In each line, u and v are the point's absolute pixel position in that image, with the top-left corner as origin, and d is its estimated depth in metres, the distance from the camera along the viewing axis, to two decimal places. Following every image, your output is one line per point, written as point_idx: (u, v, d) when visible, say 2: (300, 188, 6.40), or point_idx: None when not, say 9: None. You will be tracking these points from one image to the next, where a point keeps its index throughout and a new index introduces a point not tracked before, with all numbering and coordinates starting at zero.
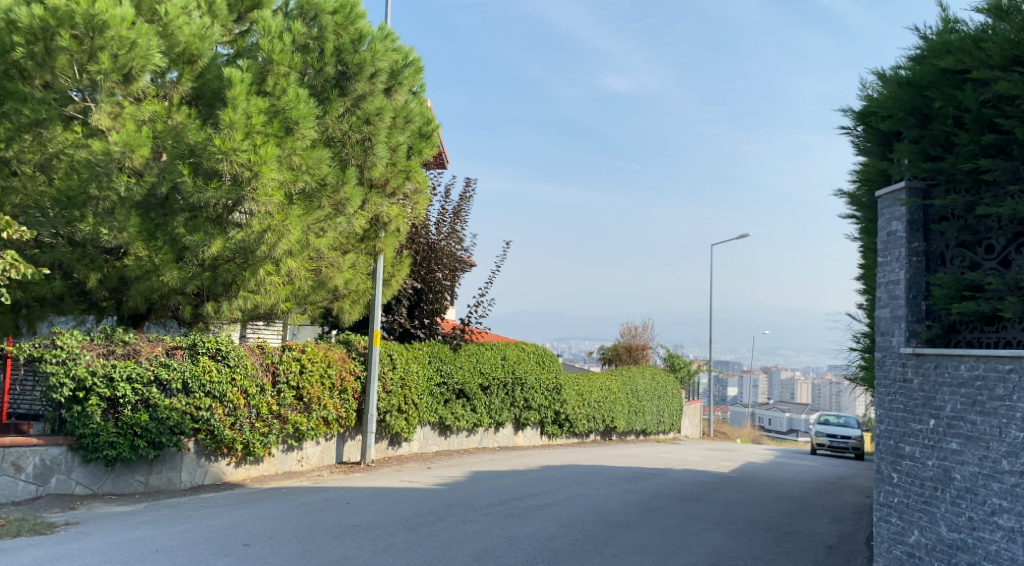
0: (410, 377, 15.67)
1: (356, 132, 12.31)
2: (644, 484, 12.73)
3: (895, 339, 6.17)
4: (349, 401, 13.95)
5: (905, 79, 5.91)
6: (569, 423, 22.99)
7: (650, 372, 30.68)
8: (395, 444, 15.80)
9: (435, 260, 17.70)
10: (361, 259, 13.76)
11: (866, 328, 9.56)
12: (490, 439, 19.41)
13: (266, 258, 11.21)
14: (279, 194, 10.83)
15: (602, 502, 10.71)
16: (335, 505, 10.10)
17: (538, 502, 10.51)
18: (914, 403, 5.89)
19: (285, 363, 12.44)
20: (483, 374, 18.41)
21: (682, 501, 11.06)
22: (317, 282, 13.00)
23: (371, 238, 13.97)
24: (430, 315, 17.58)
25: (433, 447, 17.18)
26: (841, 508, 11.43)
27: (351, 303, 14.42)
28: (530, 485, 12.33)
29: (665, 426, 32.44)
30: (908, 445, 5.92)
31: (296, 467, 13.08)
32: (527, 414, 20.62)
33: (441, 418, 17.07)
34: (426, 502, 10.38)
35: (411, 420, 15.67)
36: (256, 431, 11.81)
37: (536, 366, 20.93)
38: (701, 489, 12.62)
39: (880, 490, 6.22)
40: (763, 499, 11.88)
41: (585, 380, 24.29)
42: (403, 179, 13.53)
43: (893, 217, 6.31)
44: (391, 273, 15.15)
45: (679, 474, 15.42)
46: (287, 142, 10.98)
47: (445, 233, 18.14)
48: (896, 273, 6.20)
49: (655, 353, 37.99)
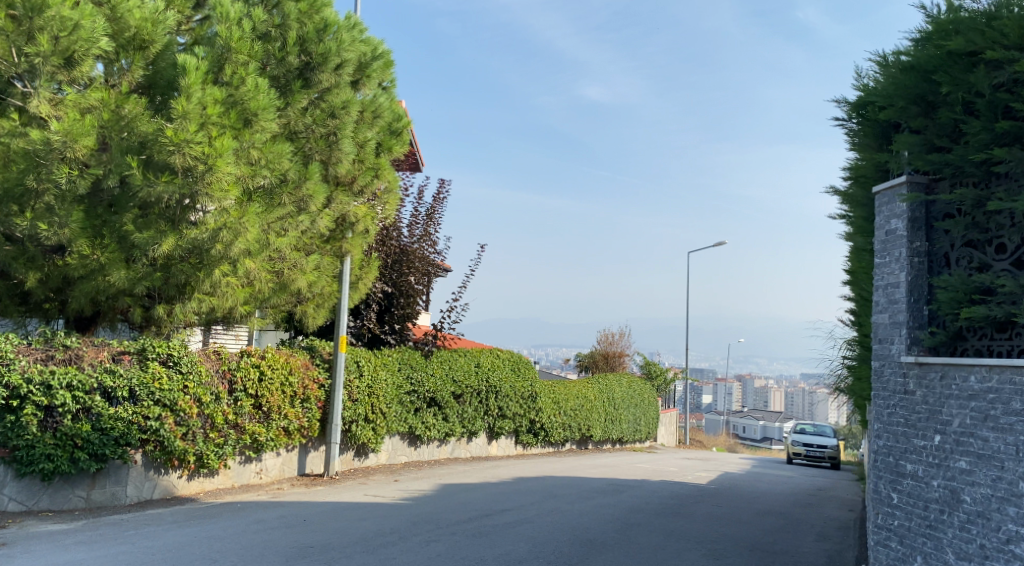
0: (378, 386, 15.01)
1: (321, 126, 11.68)
2: (620, 499, 12.18)
3: (895, 347, 5.68)
4: (312, 410, 13.27)
5: (909, 63, 5.44)
6: (544, 432, 22.42)
7: (627, 379, 30.20)
8: (362, 456, 15.14)
9: (407, 263, 17.09)
10: (326, 260, 13.17)
11: (855, 336, 9.09)
12: (462, 449, 18.80)
13: (222, 258, 10.54)
14: (236, 189, 10.19)
15: (576, 519, 10.14)
16: (291, 523, 9.44)
17: (509, 518, 9.92)
18: (916, 418, 5.39)
19: (243, 369, 11.77)
20: (456, 382, 17.79)
21: (660, 517, 10.52)
22: (278, 285, 12.33)
23: (337, 238, 13.42)
24: (401, 320, 16.98)
25: (402, 458, 16.54)
26: (826, 525, 10.95)
27: (315, 307, 13.71)
28: (501, 499, 11.73)
29: (642, 435, 32.00)
30: (909, 463, 5.41)
31: (254, 480, 12.38)
32: (501, 423, 20.02)
33: (411, 428, 16.43)
34: (389, 519, 9.75)
35: (378, 430, 15.01)
36: (210, 441, 11.15)
37: (511, 374, 20.35)
38: (680, 503, 12.09)
39: (879, 512, 5.72)
40: (745, 514, 11.37)
41: (561, 387, 23.76)
42: (371, 177, 12.98)
43: (893, 215, 5.82)
44: (359, 276, 14.51)
45: (657, 486, 14.89)
46: (245, 135, 10.33)
47: (418, 235, 17.51)
48: (897, 275, 5.71)
49: (632, 360, 37.62)
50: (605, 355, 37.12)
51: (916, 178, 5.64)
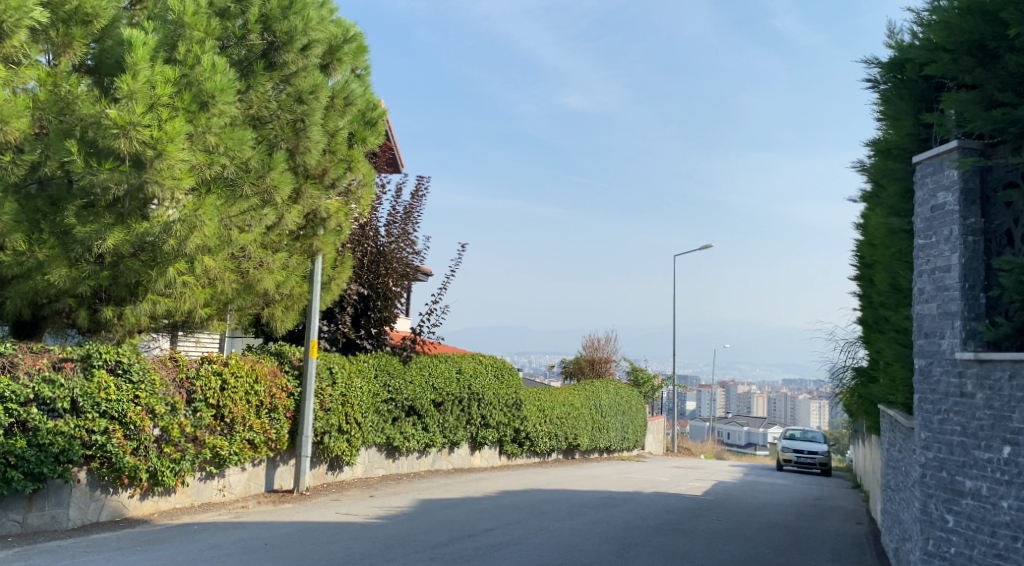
0: (353, 394, 14.05)
1: (286, 112, 10.77)
2: (613, 514, 11.26)
3: (946, 342, 4.84)
4: (281, 421, 12.29)
5: (965, 4, 4.63)
6: (530, 441, 21.53)
7: (614, 386, 29.34)
8: (335, 469, 14.16)
9: (384, 265, 16.18)
10: (294, 259, 12.20)
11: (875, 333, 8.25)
12: (443, 461, 17.85)
13: (176, 255, 9.56)
14: (190, 177, 9.26)
15: (568, 538, 9.22)
16: (249, 549, 8.42)
17: (494, 539, 8.97)
18: (977, 426, 4.55)
19: (203, 377, 10.79)
20: (436, 390, 16.86)
21: (659, 535, 9.62)
22: (243, 285, 11.39)
23: (308, 236, 12.49)
24: (378, 324, 16.03)
25: (380, 471, 15.55)
26: (837, 541, 10.10)
27: (285, 310, 12.61)
28: (485, 516, 10.78)
29: (629, 443, 31.19)
30: (969, 479, 4.58)
31: (216, 497, 11.37)
32: (485, 432, 19.08)
33: (389, 439, 15.46)
34: (359, 542, 8.76)
35: (353, 442, 14.05)
36: (165, 457, 10.15)
37: (495, 381, 19.44)
38: (678, 518, 11.18)
39: (931, 536, 4.90)
40: (748, 529, 10.49)
41: (547, 395, 22.85)
42: (343, 170, 12.10)
43: (939, 187, 5.00)
44: (332, 276, 13.55)
45: (650, 498, 14.00)
46: (200, 118, 9.40)
47: (397, 235, 16.57)
48: (947, 257, 4.88)
49: (619, 366, 36.85)
50: (590, 361, 36.28)
51: (970, 143, 4.82)
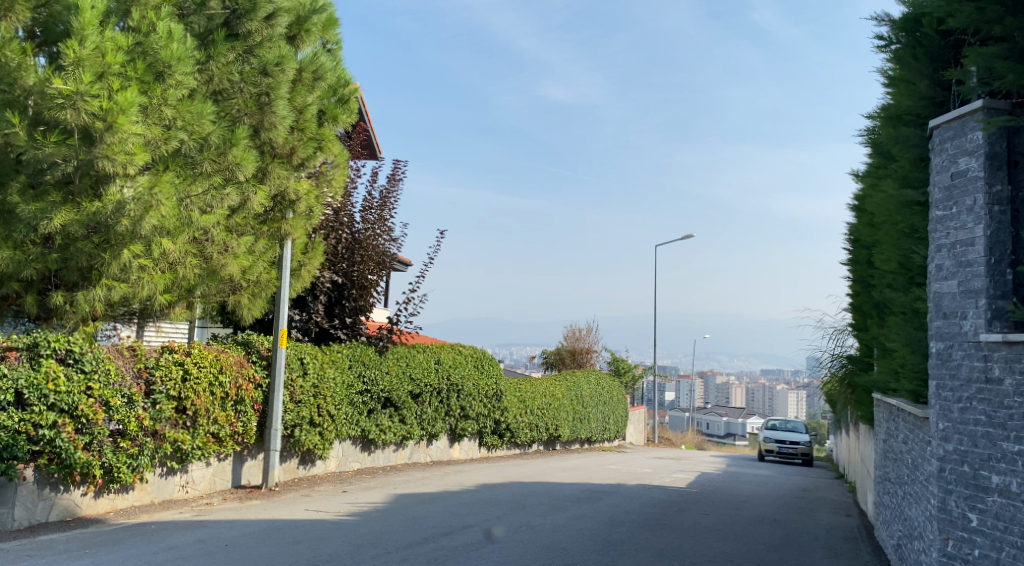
0: (325, 385, 13.45)
1: (250, 86, 10.17)
2: (596, 508, 10.78)
3: (969, 323, 4.38)
4: (248, 414, 11.69)
5: None
6: (510, 433, 21.05)
7: (596, 376, 28.91)
8: (307, 463, 13.58)
9: (359, 252, 15.59)
10: (261, 243, 11.58)
11: (878, 319, 7.78)
12: (421, 454, 17.31)
13: (131, 237, 8.90)
14: (144, 153, 8.59)
15: (550, 535, 8.72)
16: (207, 551, 7.82)
17: (471, 537, 8.43)
18: (1005, 416, 4.08)
19: (163, 368, 10.17)
20: (413, 381, 16.30)
21: (645, 531, 9.15)
22: (206, 271, 10.76)
23: (276, 219, 11.87)
24: (353, 313, 15.43)
25: (355, 465, 14.98)
26: (831, 535, 9.66)
27: (251, 297, 11.98)
28: (462, 512, 10.24)
29: (611, 433, 30.82)
30: (997, 475, 4.11)
31: (179, 494, 10.77)
32: (464, 424, 18.56)
33: (364, 431, 14.91)
34: (327, 542, 8.18)
35: (326, 435, 13.48)
36: (122, 452, 9.53)
37: (474, 371, 18.91)
38: (664, 513, 10.72)
39: (949, 537, 4.44)
40: (738, 524, 10.04)
41: (528, 385, 22.38)
42: (313, 149, 11.54)
43: (961, 152, 4.53)
44: (302, 262, 12.93)
45: (635, 491, 13.54)
46: (155, 90, 8.80)
47: (372, 221, 15.98)
48: (970, 229, 4.41)
49: (601, 357, 36.56)
50: (571, 351, 35.96)
51: (997, 103, 4.34)
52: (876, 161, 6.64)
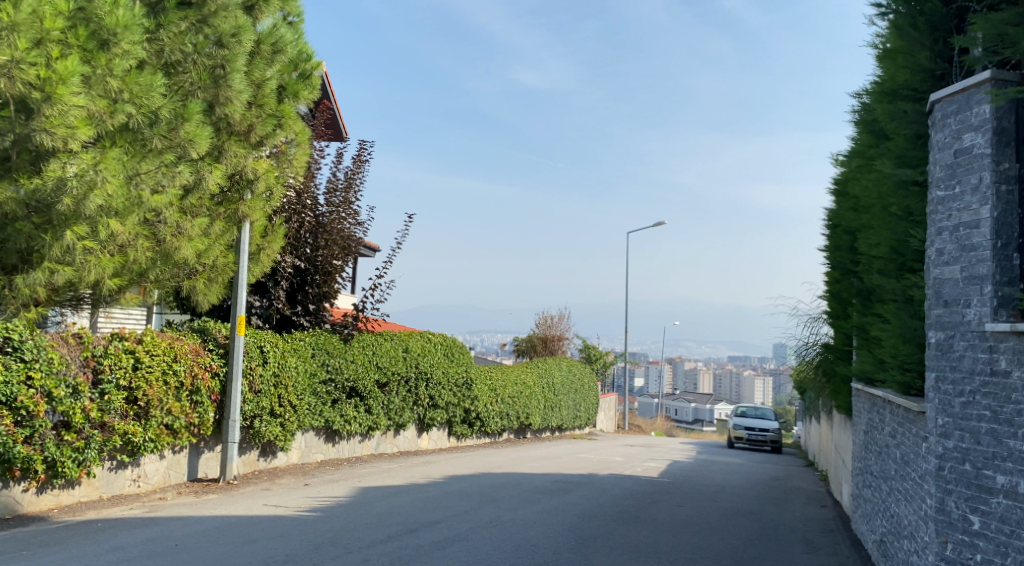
0: (286, 374, 12.96)
1: (205, 58, 9.65)
2: (568, 501, 10.44)
3: (973, 311, 4.05)
4: (205, 404, 11.19)
5: None
6: (480, 422, 20.71)
7: (567, 363, 28.66)
8: (268, 455, 13.10)
9: (324, 236, 15.13)
10: (217, 226, 11.05)
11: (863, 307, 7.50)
12: (388, 444, 16.89)
13: (75, 216, 8.29)
14: (87, 126, 7.98)
15: (520, 531, 8.35)
16: (154, 552, 7.31)
17: (438, 535, 8.03)
18: (1012, 411, 3.75)
19: (113, 356, 9.62)
20: (380, 370, 15.85)
21: (618, 526, 8.82)
22: (160, 255, 10.23)
23: (234, 199, 11.39)
24: (317, 300, 14.98)
25: (319, 456, 14.52)
26: (808, 528, 9.42)
27: (207, 282, 11.45)
28: (429, 507, 9.84)
29: (582, 421, 30.64)
30: (1003, 474, 3.79)
31: (130, 489, 10.23)
32: (433, 413, 18.18)
33: (328, 422, 14.45)
34: (284, 540, 7.73)
35: (288, 427, 13.01)
36: (66, 445, 8.97)
37: (444, 359, 18.51)
38: (637, 506, 10.42)
39: (948, 540, 4.12)
40: (713, 517, 9.76)
41: (498, 373, 22.04)
42: (272, 127, 11.15)
43: (965, 128, 4.20)
44: (261, 245, 12.41)
45: (607, 481, 13.26)
46: (99, 59, 8.22)
47: (338, 204, 15.47)
48: (975, 210, 4.08)
49: (572, 344, 36.46)
50: (543, 339, 35.73)
51: (1006, 73, 3.99)
52: (864, 140, 6.35)
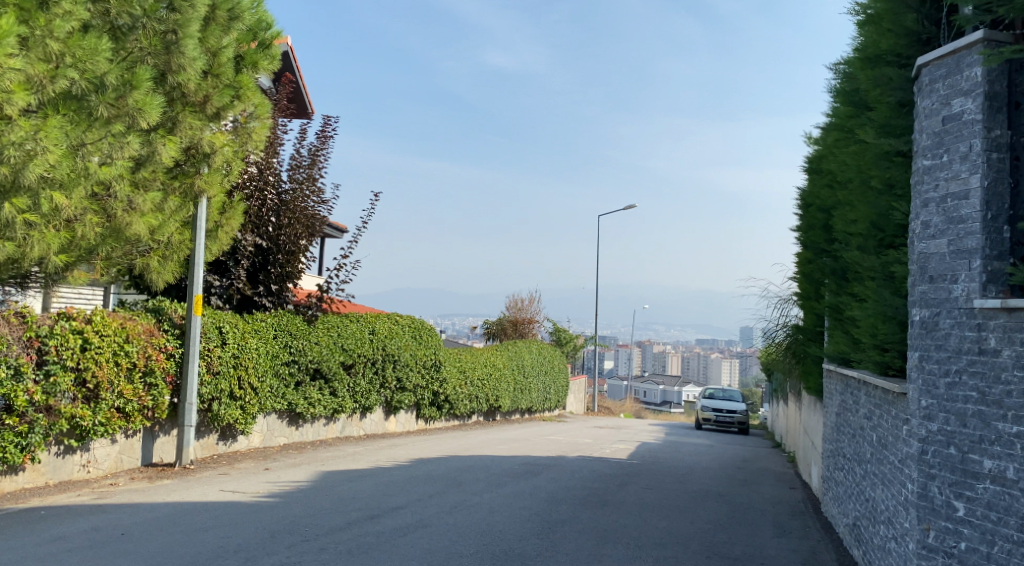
0: (247, 356, 12.55)
1: (156, 23, 9.18)
2: (535, 485, 10.21)
3: (960, 287, 3.84)
4: (159, 387, 10.76)
5: None
6: (449, 404, 20.43)
7: (537, 346, 28.47)
8: (227, 439, 12.70)
9: (287, 214, 14.66)
10: (172, 200, 10.59)
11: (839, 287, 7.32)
12: (354, 427, 16.55)
13: (13, 188, 7.81)
14: (25, 90, 7.50)
15: (486, 516, 8.09)
16: (98, 541, 6.92)
17: (400, 521, 7.73)
18: (1001, 392, 3.54)
19: (59, 336, 9.14)
20: (345, 351, 15.48)
21: (587, 509, 8.60)
22: (110, 230, 9.75)
23: (189, 173, 10.95)
24: (280, 280, 14.49)
25: (281, 440, 14.14)
26: (778, 511, 9.28)
27: (161, 261, 10.98)
28: (392, 492, 9.53)
29: (552, 404, 30.51)
30: (990, 460, 3.58)
31: (79, 474, 9.80)
32: (400, 396, 17.85)
33: (290, 405, 14.07)
34: (237, 528, 7.38)
35: (248, 409, 12.62)
36: (7, 430, 8.51)
37: (411, 341, 18.17)
38: (606, 489, 10.22)
39: (931, 528, 3.92)
40: (683, 500, 9.59)
41: (468, 356, 21.75)
42: (230, 98, 10.72)
43: (954, 93, 3.97)
44: (219, 222, 11.93)
45: (576, 464, 13.06)
46: (38, 19, 7.72)
47: (301, 181, 15.02)
48: (964, 180, 3.86)
49: (542, 327, 36.33)
50: (513, 322, 35.53)
51: (1000, 33, 3.77)
52: (842, 112, 6.14)
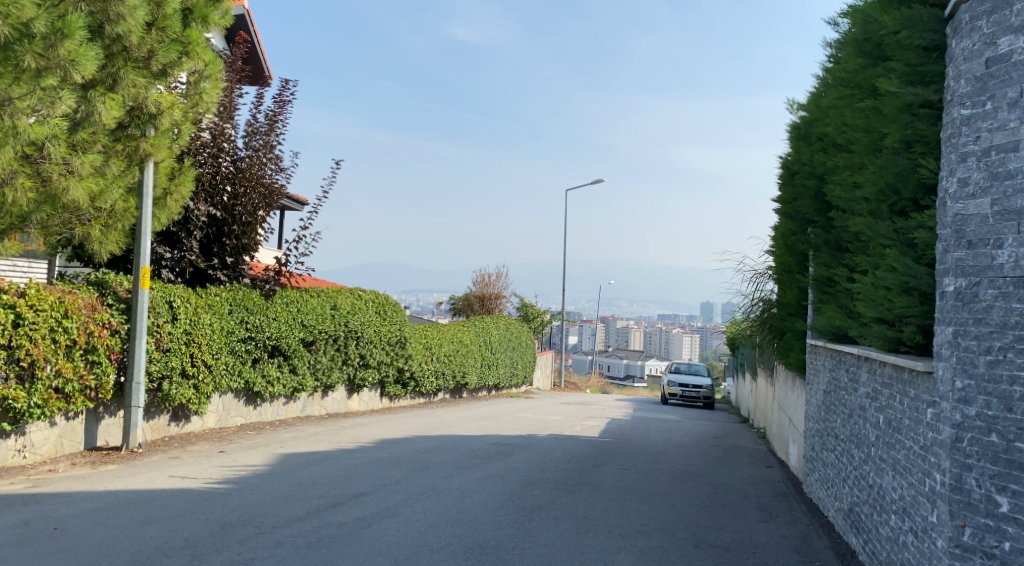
0: (200, 333, 11.83)
1: None
2: (508, 467, 9.72)
3: (1006, 253, 3.37)
4: (104, 365, 10.03)
5: None
6: (415, 382, 19.87)
7: (504, 321, 27.97)
8: (179, 420, 12.00)
9: (243, 181, 13.88)
10: (115, 164, 9.78)
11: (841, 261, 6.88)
12: (315, 406, 15.91)
13: None
14: None
15: (457, 502, 7.56)
16: (27, 538, 6.23)
17: (365, 510, 7.17)
18: None
19: None
20: (305, 328, 14.81)
21: (563, 494, 8.12)
22: (43, 196, 8.93)
23: (134, 136, 10.13)
24: (236, 252, 13.74)
25: (237, 420, 13.46)
26: (760, 492, 8.90)
27: (104, 229, 10.20)
28: (355, 477, 8.95)
29: (519, 380, 30.13)
30: None
31: (14, 460, 9.05)
32: (363, 374, 17.24)
33: (247, 383, 13.38)
34: (185, 520, 6.75)
35: (201, 389, 11.92)
36: None
37: (375, 317, 17.53)
38: (581, 470, 9.76)
39: (966, 525, 3.46)
40: (661, 482, 9.17)
41: (434, 331, 21.17)
42: (177, 54, 9.93)
43: (1002, 31, 3.49)
44: (168, 189, 11.12)
45: (547, 443, 12.60)
46: None
47: (259, 147, 14.24)
48: (1013, 131, 3.38)
49: (509, 303, 35.93)
50: (480, 297, 35.11)
51: None
52: (852, 65, 5.66)
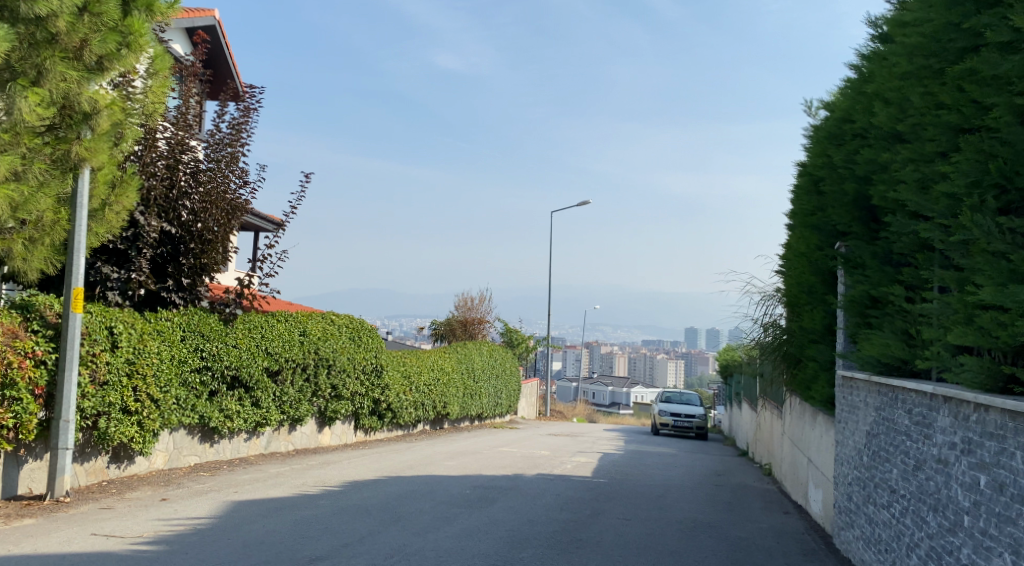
0: (146, 362, 10.46)
1: None
2: (493, 519, 8.40)
3: None
4: (25, 402, 8.62)
5: None
6: (391, 413, 18.49)
7: (488, 347, 26.67)
8: (121, 462, 10.61)
9: (203, 194, 12.61)
10: (38, 167, 8.48)
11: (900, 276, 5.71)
12: (281, 442, 14.53)
13: None
14: None
15: None
16: None
17: None
18: None
19: None
20: (270, 356, 13.48)
21: (559, 557, 6.80)
22: None
23: (67, 138, 8.81)
24: (193, 272, 12.42)
25: (191, 459, 12.08)
26: (787, 549, 7.62)
27: (28, 244, 8.98)
28: (313, 533, 7.59)
29: (503, 409, 28.72)
30: None
31: None
32: (336, 405, 15.89)
33: (203, 419, 12.01)
34: None
35: (147, 427, 10.52)
36: None
37: (349, 344, 16.25)
38: (577, 523, 8.43)
39: None
40: (672, 537, 7.89)
41: (413, 359, 19.85)
42: (116, 44, 8.65)
43: None
44: (107, 199, 9.81)
45: (537, 485, 11.31)
46: None
47: (221, 158, 13.03)
48: None
49: (492, 328, 34.66)
50: (462, 322, 33.82)
51: None
52: (933, 23, 4.52)
